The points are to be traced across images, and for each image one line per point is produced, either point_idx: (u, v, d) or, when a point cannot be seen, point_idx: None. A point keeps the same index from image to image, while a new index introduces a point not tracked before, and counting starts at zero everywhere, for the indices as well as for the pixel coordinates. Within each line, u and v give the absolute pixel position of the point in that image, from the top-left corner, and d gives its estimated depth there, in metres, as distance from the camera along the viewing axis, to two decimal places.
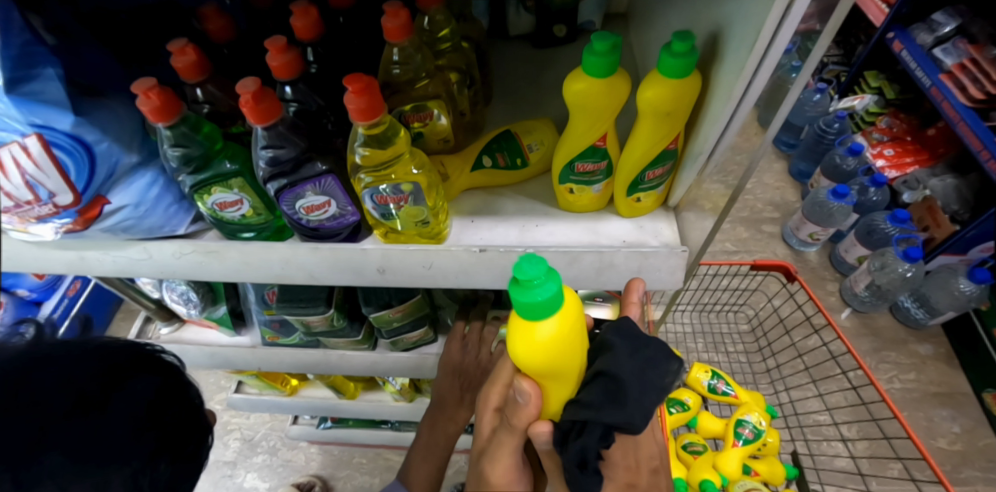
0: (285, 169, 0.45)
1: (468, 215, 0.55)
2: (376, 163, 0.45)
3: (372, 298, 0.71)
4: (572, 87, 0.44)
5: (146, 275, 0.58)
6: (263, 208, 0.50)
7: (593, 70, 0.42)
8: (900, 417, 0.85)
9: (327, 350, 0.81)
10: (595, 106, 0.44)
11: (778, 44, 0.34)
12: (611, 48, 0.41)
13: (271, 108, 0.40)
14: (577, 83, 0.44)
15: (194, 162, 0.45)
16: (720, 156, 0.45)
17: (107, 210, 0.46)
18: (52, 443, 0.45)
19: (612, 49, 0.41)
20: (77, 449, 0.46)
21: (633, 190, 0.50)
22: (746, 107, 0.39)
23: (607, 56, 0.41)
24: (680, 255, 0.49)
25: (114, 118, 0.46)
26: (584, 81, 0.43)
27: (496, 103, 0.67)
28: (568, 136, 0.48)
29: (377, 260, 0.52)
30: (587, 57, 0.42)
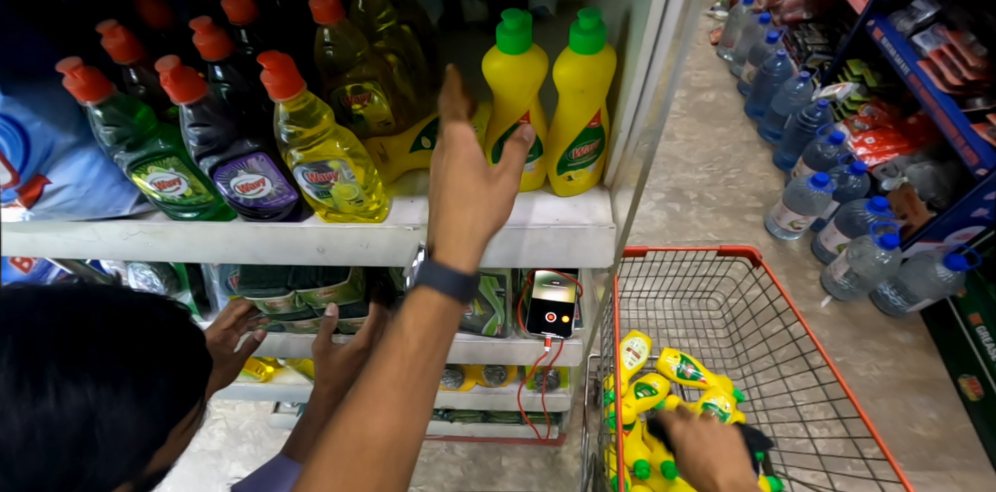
0: (215, 148, 0.46)
1: (409, 195, 0.56)
2: (302, 141, 0.45)
3: (299, 275, 0.69)
4: (496, 68, 0.45)
5: (97, 256, 0.60)
6: (203, 188, 0.52)
7: (506, 47, 0.43)
8: (859, 409, 0.82)
9: (289, 334, 0.84)
10: (517, 85, 0.45)
11: (667, 22, 0.36)
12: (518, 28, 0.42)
13: (193, 87, 0.41)
14: (498, 63, 0.44)
15: (127, 141, 0.46)
16: (640, 133, 0.47)
17: (47, 189, 0.49)
18: (86, 361, 0.42)
19: (521, 27, 0.42)
20: (107, 375, 0.42)
21: (563, 169, 0.51)
22: (651, 80, 0.41)
23: (517, 33, 0.42)
24: (608, 232, 0.51)
25: (48, 100, 0.47)
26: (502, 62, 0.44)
27: (446, 88, 0.67)
28: (498, 115, 0.49)
29: (317, 238, 0.54)
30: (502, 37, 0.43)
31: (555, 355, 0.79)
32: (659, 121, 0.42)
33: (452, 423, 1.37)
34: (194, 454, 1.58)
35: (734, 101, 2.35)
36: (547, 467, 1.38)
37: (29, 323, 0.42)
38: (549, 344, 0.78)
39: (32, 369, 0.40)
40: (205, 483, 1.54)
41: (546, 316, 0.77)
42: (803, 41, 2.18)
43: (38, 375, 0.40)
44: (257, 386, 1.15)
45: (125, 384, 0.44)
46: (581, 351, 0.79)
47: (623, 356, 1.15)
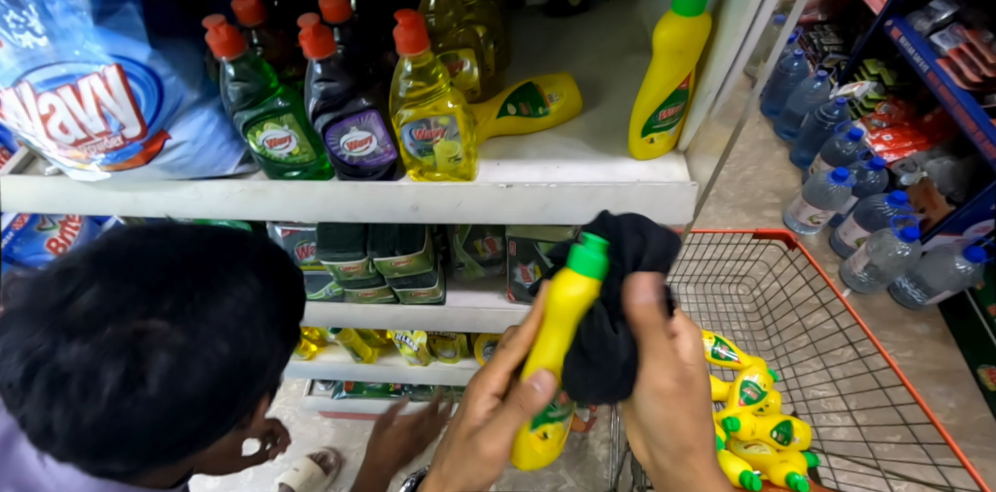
0: (333, 104, 0.49)
1: (494, 158, 0.60)
2: (417, 98, 0.49)
3: (377, 244, 0.71)
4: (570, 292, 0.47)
5: (195, 216, 0.63)
6: (309, 147, 0.55)
7: (683, 10, 0.46)
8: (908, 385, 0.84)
9: (351, 303, 0.86)
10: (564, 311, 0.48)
11: None
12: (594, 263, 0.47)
13: (328, 43, 0.45)
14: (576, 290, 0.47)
15: (251, 97, 0.50)
16: (728, 93, 0.50)
17: (167, 144, 0.52)
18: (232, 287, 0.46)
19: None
20: (255, 300, 0.47)
21: (646, 131, 0.55)
22: (751, 41, 0.44)
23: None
24: (691, 189, 0.54)
25: (183, 56, 0.51)
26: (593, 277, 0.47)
27: (517, 62, 0.72)
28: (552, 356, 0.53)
29: (412, 197, 0.56)
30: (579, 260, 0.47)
31: None
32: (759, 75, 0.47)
33: None
34: None
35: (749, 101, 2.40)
36: (573, 452, 1.41)
37: (116, 286, 0.42)
38: None
39: (194, 294, 0.44)
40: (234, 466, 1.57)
41: None
42: (819, 41, 2.23)
43: (199, 301, 0.44)
44: (301, 364, 1.18)
45: (215, 333, 0.44)
46: None
47: None
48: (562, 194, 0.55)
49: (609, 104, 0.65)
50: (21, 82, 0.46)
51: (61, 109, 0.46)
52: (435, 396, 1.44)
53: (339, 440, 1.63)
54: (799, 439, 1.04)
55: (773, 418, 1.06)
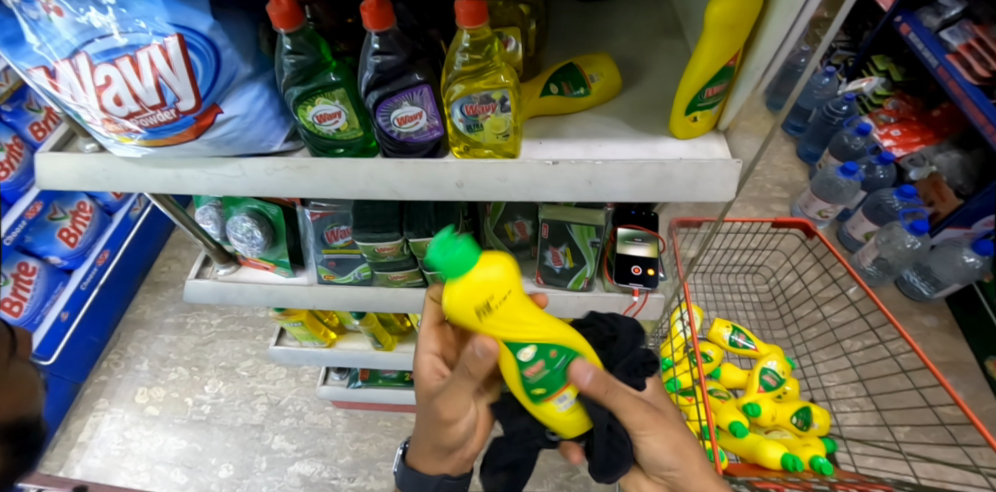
0: (388, 78, 0.50)
1: (536, 136, 0.61)
2: (470, 73, 0.50)
3: (414, 224, 0.72)
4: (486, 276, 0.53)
5: (237, 194, 0.64)
6: (356, 123, 0.56)
7: None
8: (933, 368, 0.86)
9: (380, 287, 0.87)
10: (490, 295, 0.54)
11: None
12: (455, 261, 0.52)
13: (388, 15, 0.45)
14: (493, 275, 0.53)
15: (306, 70, 0.50)
16: (775, 72, 0.51)
17: (219, 119, 0.52)
18: None
19: None
20: None
21: (690, 109, 0.55)
22: (805, 15, 0.45)
23: None
24: (734, 165, 0.55)
25: (240, 30, 0.52)
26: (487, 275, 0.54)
27: (553, 44, 0.72)
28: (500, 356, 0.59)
29: (458, 173, 0.57)
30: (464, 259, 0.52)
31: (640, 306, 0.82)
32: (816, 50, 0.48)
33: None
34: (237, 427, 1.62)
35: None
36: None
37: None
38: (636, 294, 0.81)
39: None
40: (250, 455, 1.58)
41: (632, 269, 0.81)
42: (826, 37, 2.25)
43: None
44: (321, 351, 1.19)
45: None
46: (662, 303, 0.83)
47: (676, 326, 1.19)
48: (607, 170, 0.56)
49: (647, 86, 0.66)
50: (79, 53, 0.45)
51: (117, 80, 0.46)
52: None
53: (352, 430, 1.63)
54: (818, 424, 1.07)
55: (793, 404, 1.08)
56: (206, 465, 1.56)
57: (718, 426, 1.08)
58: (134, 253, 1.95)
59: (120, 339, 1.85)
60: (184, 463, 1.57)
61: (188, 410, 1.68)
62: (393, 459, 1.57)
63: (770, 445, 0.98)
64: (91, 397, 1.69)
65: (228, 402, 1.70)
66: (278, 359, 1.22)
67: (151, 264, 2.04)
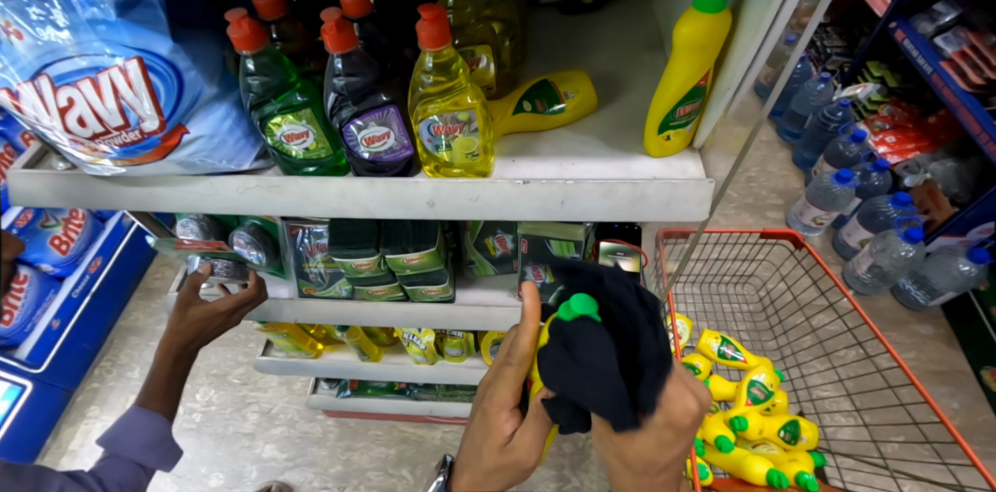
0: (354, 99, 0.50)
1: (510, 154, 0.60)
2: (436, 93, 0.49)
3: (390, 241, 0.71)
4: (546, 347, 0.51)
5: (210, 211, 0.63)
6: (325, 142, 0.55)
7: (703, 7, 0.45)
8: (919, 386, 0.85)
9: (361, 302, 0.86)
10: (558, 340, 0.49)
11: None
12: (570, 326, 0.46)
13: (349, 38, 0.44)
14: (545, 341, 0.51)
15: (272, 92, 0.50)
16: (746, 90, 0.50)
17: (184, 139, 0.52)
18: None
19: None
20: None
21: (663, 128, 0.55)
22: (772, 37, 0.44)
23: None
24: (707, 186, 0.54)
25: (204, 51, 0.51)
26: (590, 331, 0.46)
27: (532, 58, 0.71)
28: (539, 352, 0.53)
29: (429, 192, 0.57)
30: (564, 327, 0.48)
31: None
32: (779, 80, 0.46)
33: None
34: (228, 436, 1.62)
35: None
36: (577, 452, 1.44)
37: None
38: None
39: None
40: (240, 464, 1.58)
41: None
42: (822, 43, 2.24)
43: None
44: (307, 362, 1.18)
45: None
46: None
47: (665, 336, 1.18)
48: (579, 190, 0.55)
49: (624, 102, 0.65)
50: (40, 75, 0.45)
51: (80, 102, 0.46)
52: (440, 396, 1.44)
53: (343, 439, 1.63)
54: (806, 438, 1.06)
55: (781, 418, 1.07)
56: (197, 474, 1.56)
57: (703, 440, 1.07)
58: (127, 261, 1.95)
59: (113, 346, 1.84)
60: (174, 472, 1.56)
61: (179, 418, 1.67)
62: (384, 468, 1.57)
63: (756, 460, 0.97)
64: (83, 405, 1.69)
65: (219, 411, 1.69)
66: (265, 370, 1.22)
67: (144, 270, 2.04)
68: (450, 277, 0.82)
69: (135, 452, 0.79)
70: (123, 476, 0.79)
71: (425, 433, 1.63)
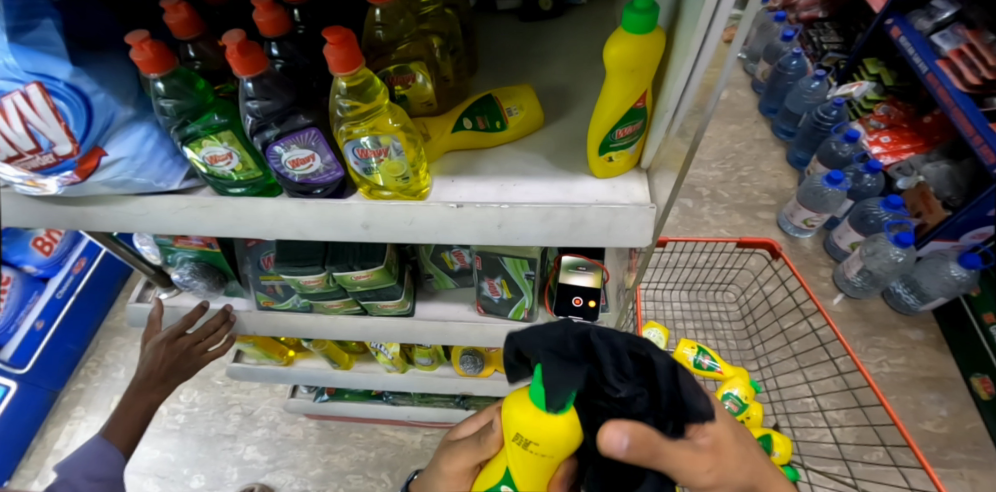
0: (271, 122, 0.47)
1: (449, 174, 0.57)
2: (357, 117, 0.47)
3: (337, 258, 0.69)
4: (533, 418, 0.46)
5: (144, 231, 0.61)
6: (252, 163, 0.53)
7: (632, 27, 0.43)
8: (888, 404, 0.83)
9: (318, 315, 0.84)
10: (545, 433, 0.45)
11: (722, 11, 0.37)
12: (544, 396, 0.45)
13: (257, 60, 0.42)
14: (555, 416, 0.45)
15: (187, 114, 0.48)
16: (685, 113, 0.48)
17: (104, 161, 0.49)
18: None
19: (650, 6, 0.41)
20: None
21: (604, 149, 0.52)
22: (702, 61, 0.42)
23: (647, 12, 0.41)
24: (649, 211, 0.52)
25: (112, 72, 0.49)
26: (630, 441, 0.42)
27: (483, 71, 0.69)
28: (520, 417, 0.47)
29: (362, 215, 0.55)
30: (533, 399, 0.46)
31: None
32: (707, 106, 0.43)
33: (466, 410, 1.44)
34: (210, 437, 1.62)
35: (748, 100, 2.37)
36: None
37: None
38: None
39: None
40: (221, 466, 1.58)
41: (572, 301, 0.78)
42: (819, 39, 2.19)
43: None
44: (278, 369, 1.17)
45: None
46: None
47: None
48: (515, 214, 0.53)
49: (573, 117, 0.63)
50: None
51: None
52: (416, 401, 1.43)
53: (324, 441, 1.63)
54: (779, 453, 1.04)
55: (753, 432, 1.04)
56: (179, 476, 1.56)
57: None
58: (113, 259, 1.94)
59: (99, 345, 1.84)
60: (157, 473, 1.56)
61: (162, 419, 1.67)
62: (364, 471, 1.57)
63: None
64: (68, 405, 1.69)
65: (202, 412, 1.69)
66: (237, 376, 1.20)
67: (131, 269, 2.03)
68: (407, 291, 0.80)
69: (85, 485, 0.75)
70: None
71: (405, 436, 1.63)
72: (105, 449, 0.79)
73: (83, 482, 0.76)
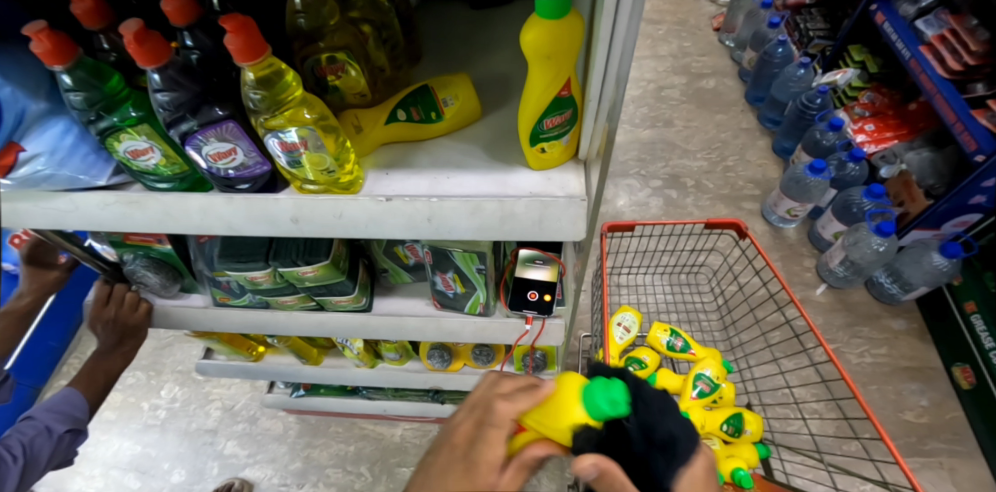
0: (185, 114, 0.46)
1: (384, 167, 0.56)
2: (272, 109, 0.46)
3: (280, 253, 0.68)
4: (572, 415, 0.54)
5: (78, 228, 0.60)
6: (176, 157, 0.52)
7: (544, 12, 0.41)
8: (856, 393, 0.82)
9: (274, 311, 0.83)
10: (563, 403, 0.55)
11: None
12: (619, 405, 0.53)
13: (157, 49, 0.41)
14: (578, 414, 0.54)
15: (98, 106, 0.46)
16: (610, 99, 0.47)
17: (21, 157, 0.48)
18: None
19: None
20: None
21: (535, 141, 0.50)
22: (616, 45, 0.41)
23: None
24: (580, 204, 0.51)
25: (19, 66, 0.48)
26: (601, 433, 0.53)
27: (425, 61, 0.67)
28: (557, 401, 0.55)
29: (291, 209, 0.53)
30: (589, 396, 0.54)
31: (538, 333, 0.79)
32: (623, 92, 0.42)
33: (443, 404, 1.43)
34: (190, 432, 1.62)
35: (734, 89, 2.34)
36: None
37: None
38: (530, 321, 0.78)
39: None
40: (202, 461, 1.58)
41: (528, 295, 0.76)
42: (805, 26, 2.16)
43: None
44: (247, 365, 1.16)
45: None
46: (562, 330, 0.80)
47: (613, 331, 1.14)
48: (445, 208, 0.52)
49: (512, 108, 0.62)
50: None
51: None
52: (391, 395, 1.43)
53: (303, 435, 1.63)
54: (750, 431, 1.04)
55: (725, 411, 1.03)
56: (160, 470, 1.57)
57: None
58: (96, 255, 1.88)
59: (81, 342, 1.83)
60: (137, 468, 1.57)
61: (144, 415, 1.67)
62: (343, 465, 1.57)
63: None
64: None
65: (183, 407, 1.69)
66: (207, 372, 1.20)
67: None
68: (361, 285, 0.79)
69: (47, 417, 0.84)
70: (28, 438, 0.81)
71: (385, 430, 1.63)
72: (70, 394, 0.87)
73: (43, 414, 0.85)
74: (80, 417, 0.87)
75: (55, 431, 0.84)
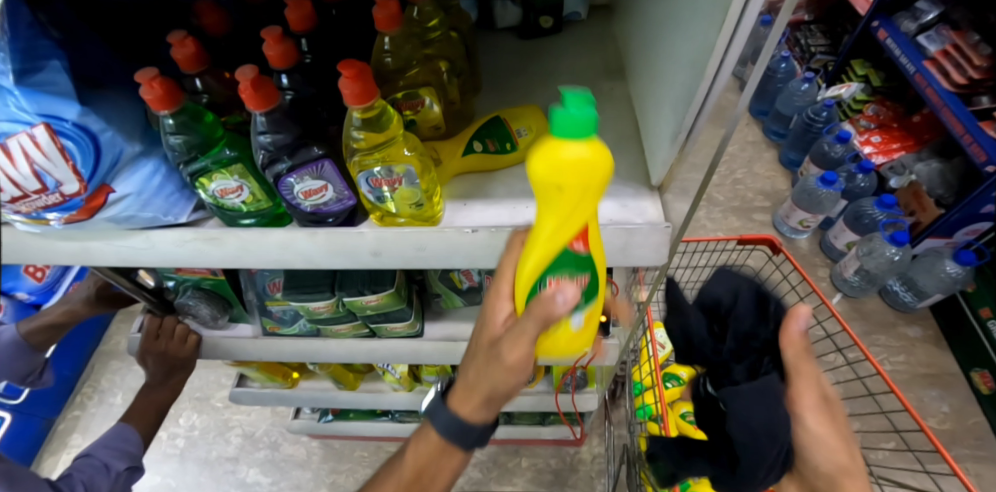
0: (283, 155, 0.47)
1: (461, 198, 0.57)
2: (369, 147, 0.47)
3: (346, 284, 0.69)
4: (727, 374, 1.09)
5: (151, 264, 0.60)
6: (262, 196, 0.52)
7: (562, 130, 0.39)
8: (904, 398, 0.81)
9: (326, 339, 0.83)
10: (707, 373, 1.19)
11: (740, 34, 0.37)
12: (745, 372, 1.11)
13: (269, 94, 0.42)
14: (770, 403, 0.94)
15: (195, 149, 0.47)
16: (700, 133, 0.47)
17: (111, 199, 0.48)
18: None
19: (584, 110, 0.39)
20: None
21: (539, 287, 0.48)
22: (718, 84, 0.42)
23: (580, 116, 0.38)
24: (664, 231, 0.52)
25: (116, 110, 0.48)
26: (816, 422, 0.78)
27: (485, 91, 0.69)
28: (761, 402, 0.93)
29: (373, 243, 0.54)
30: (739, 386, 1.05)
31: (596, 355, 0.79)
32: (724, 130, 0.43)
33: None
34: (210, 461, 1.59)
35: None
36: (564, 467, 1.42)
37: None
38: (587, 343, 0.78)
39: None
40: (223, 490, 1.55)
41: None
42: (806, 42, 2.23)
43: None
44: (282, 392, 1.14)
45: None
46: (619, 350, 0.81)
47: None
48: None
49: None
50: None
51: None
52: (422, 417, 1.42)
53: (327, 461, 1.60)
54: None
55: None
56: None
57: None
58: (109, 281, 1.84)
59: (93, 371, 1.78)
60: None
61: (162, 444, 1.64)
62: None
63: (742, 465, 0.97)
64: (65, 433, 1.64)
65: (202, 435, 1.66)
66: (240, 400, 1.18)
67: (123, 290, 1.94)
68: (415, 311, 0.79)
69: (104, 454, 0.83)
70: (88, 476, 0.79)
71: None
72: (124, 429, 0.87)
73: (100, 451, 0.83)
74: (136, 452, 0.86)
75: (113, 467, 0.83)
